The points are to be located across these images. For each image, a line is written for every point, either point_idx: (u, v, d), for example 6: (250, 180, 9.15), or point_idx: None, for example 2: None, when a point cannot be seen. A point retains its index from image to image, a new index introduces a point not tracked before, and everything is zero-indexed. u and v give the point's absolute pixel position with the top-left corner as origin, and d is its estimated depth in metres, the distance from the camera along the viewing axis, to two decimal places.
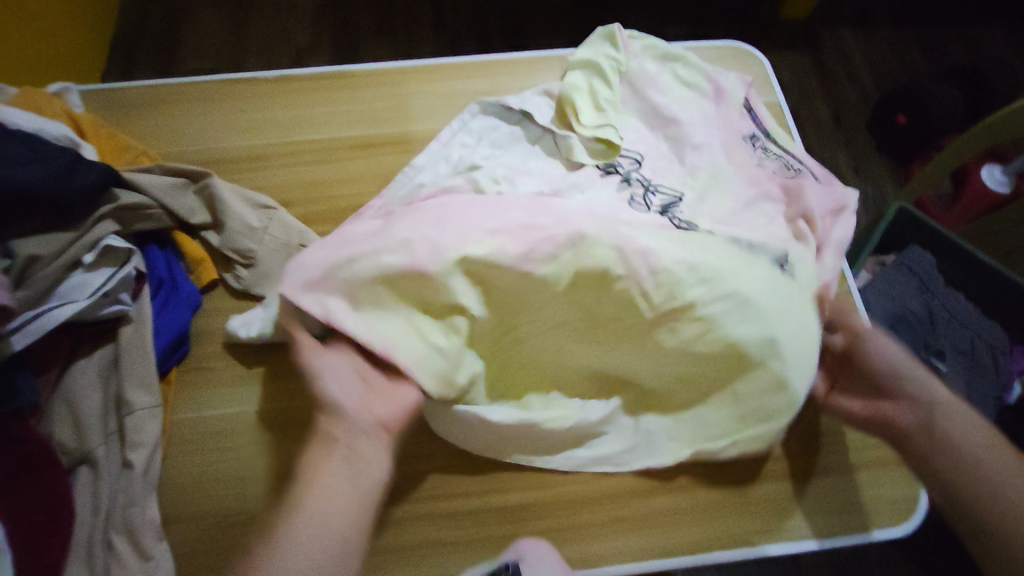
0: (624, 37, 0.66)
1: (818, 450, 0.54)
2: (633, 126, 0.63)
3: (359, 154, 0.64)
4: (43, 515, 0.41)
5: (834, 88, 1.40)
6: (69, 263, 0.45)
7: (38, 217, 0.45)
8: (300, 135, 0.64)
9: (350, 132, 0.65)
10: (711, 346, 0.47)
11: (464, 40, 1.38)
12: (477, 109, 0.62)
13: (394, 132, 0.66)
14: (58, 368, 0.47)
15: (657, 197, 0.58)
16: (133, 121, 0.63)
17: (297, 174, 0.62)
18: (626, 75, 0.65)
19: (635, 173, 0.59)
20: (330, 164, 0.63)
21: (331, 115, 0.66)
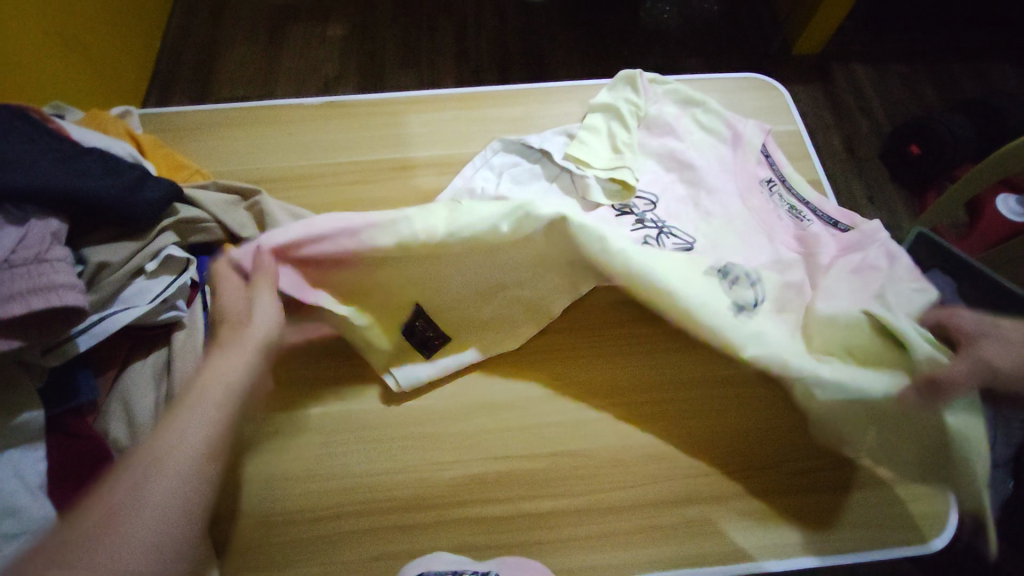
0: (643, 81, 0.69)
1: (843, 463, 0.54)
2: (655, 154, 0.66)
3: (391, 179, 0.67)
4: None
5: (846, 120, 1.43)
6: (132, 271, 0.48)
7: (108, 227, 0.49)
8: (333, 160, 0.68)
9: (389, 154, 0.69)
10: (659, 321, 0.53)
11: (485, 70, 1.44)
12: (492, 150, 0.67)
13: (430, 156, 0.69)
14: (115, 368, 0.50)
15: (670, 239, 0.59)
16: (188, 142, 0.68)
17: (323, 203, 0.65)
18: (644, 114, 0.68)
19: (650, 214, 0.61)
20: (368, 181, 0.67)
21: (369, 140, 0.70)
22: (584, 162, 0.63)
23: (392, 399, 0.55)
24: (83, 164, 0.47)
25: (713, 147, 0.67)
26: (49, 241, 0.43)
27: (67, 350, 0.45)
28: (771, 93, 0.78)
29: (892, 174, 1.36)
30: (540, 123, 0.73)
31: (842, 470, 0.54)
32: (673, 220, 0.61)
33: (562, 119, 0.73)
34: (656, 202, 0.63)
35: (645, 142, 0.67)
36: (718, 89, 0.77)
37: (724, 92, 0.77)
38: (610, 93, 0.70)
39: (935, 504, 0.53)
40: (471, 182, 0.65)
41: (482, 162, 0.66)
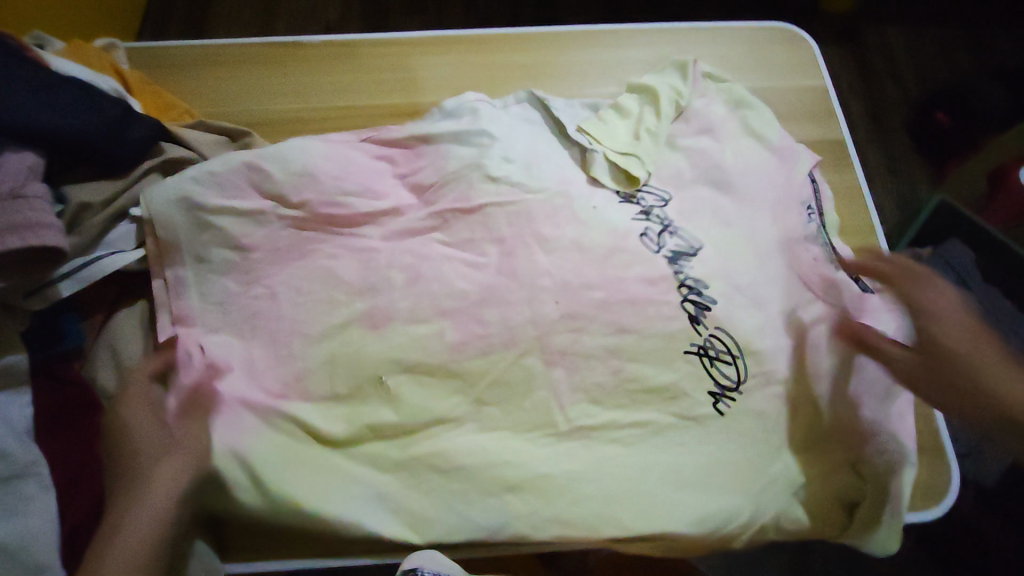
0: (694, 69, 0.62)
1: (967, 343, 0.45)
2: (716, 335, 0.48)
3: (371, 475, 0.44)
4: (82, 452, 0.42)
5: (870, 84, 1.36)
6: (117, 213, 0.47)
7: (86, 167, 0.48)
8: (292, 446, 0.44)
9: (372, 301, 0.47)
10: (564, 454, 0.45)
11: (495, 20, 1.36)
12: (508, 451, 0.45)
13: (405, 295, 0.48)
14: (103, 312, 0.48)
15: (672, 240, 0.52)
16: (179, 81, 0.64)
17: (268, 488, 0.42)
18: (709, 308, 0.49)
19: (659, 210, 0.54)
20: (366, 237, 0.50)
21: (314, 365, 0.46)
22: (599, 140, 0.57)
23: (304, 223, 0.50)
24: (59, 95, 0.46)
25: (800, 389, 0.49)
26: (25, 175, 0.42)
27: (50, 293, 0.43)
28: (801, 45, 0.73)
29: (914, 144, 1.30)
30: (555, 72, 0.69)
31: (934, 303, 0.47)
32: (729, 322, 0.49)
33: (580, 371, 0.47)
34: (715, 311, 0.49)
35: (709, 339, 0.48)
36: (745, 41, 0.72)
37: (748, 45, 0.72)
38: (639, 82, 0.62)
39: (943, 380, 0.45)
40: (459, 320, 0.47)
41: (492, 292, 0.48)
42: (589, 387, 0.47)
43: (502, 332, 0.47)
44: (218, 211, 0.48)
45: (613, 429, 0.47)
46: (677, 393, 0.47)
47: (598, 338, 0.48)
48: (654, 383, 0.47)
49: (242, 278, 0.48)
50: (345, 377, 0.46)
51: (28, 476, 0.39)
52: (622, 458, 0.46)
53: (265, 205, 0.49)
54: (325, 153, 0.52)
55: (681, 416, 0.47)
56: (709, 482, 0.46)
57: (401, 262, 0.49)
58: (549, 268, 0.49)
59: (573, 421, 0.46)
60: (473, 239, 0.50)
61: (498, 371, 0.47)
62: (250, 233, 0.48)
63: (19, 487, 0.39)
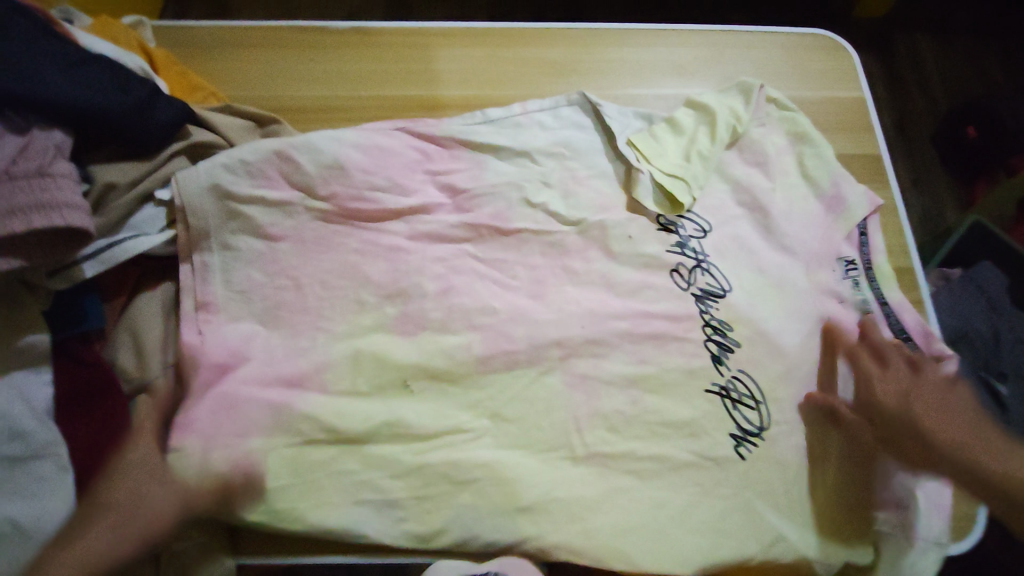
0: (758, 96, 0.62)
1: (996, 460, 0.43)
2: (739, 377, 0.51)
3: (382, 489, 0.44)
4: (96, 434, 0.41)
5: (897, 94, 1.34)
6: (140, 196, 0.47)
7: (112, 146, 0.48)
8: (305, 440, 0.44)
9: (403, 306, 0.50)
10: (564, 465, 0.46)
11: (520, 8, 1.34)
12: (521, 468, 0.46)
13: (437, 305, 0.50)
14: (124, 295, 0.48)
15: (703, 277, 0.55)
16: (206, 63, 0.63)
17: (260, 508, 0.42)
18: (731, 350, 0.52)
19: (694, 242, 0.56)
20: (392, 235, 0.53)
21: (336, 364, 0.47)
22: (648, 159, 0.59)
23: (329, 218, 0.52)
24: (86, 72, 0.45)
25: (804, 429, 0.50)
26: (52, 154, 0.41)
27: (72, 274, 0.43)
28: (838, 54, 0.71)
29: (939, 158, 1.28)
30: (587, 69, 0.67)
31: (949, 425, 0.46)
32: (751, 364, 0.51)
33: (598, 397, 0.49)
34: (738, 354, 0.52)
35: (730, 381, 0.50)
36: (782, 46, 0.71)
37: (786, 51, 0.70)
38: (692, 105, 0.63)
39: (993, 495, 0.43)
40: (488, 334, 0.50)
41: (521, 313, 0.51)
42: (608, 414, 0.48)
43: (527, 344, 0.50)
44: (248, 201, 0.49)
45: (631, 459, 0.47)
46: (697, 430, 0.48)
47: (618, 365, 0.50)
48: (674, 417, 0.49)
49: (265, 269, 0.49)
50: (358, 378, 0.47)
51: (43, 456, 0.39)
52: (626, 472, 0.47)
53: (295, 197, 0.51)
54: (356, 152, 0.54)
55: (693, 441, 0.48)
56: (707, 504, 0.46)
57: (432, 271, 0.52)
58: (578, 298, 0.53)
59: (575, 435, 0.47)
60: (506, 260, 0.54)
61: (503, 381, 0.49)
62: (277, 223, 0.50)
63: (36, 467, 0.38)
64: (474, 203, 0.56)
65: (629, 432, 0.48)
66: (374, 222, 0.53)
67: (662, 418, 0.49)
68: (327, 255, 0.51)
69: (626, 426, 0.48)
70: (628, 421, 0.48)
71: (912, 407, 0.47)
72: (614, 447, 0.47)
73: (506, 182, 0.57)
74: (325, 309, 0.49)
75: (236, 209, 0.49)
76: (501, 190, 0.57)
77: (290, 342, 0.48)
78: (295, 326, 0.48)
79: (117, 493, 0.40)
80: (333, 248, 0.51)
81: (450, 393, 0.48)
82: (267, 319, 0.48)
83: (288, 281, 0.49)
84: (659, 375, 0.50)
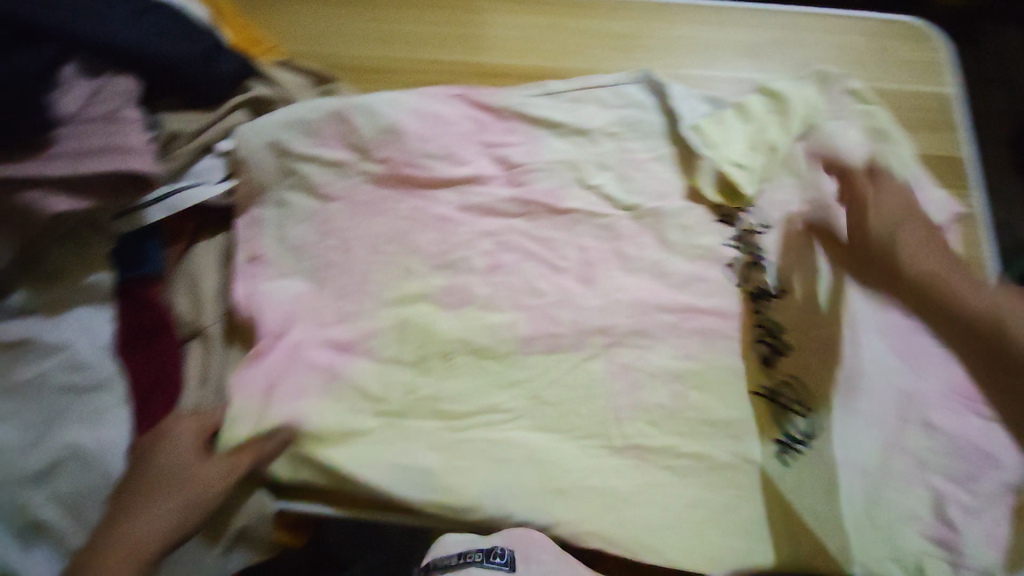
0: (834, 86, 0.60)
1: (973, 288, 0.41)
2: (790, 382, 0.50)
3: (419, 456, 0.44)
4: (151, 374, 0.43)
5: (984, 93, 1.23)
6: (202, 147, 0.49)
7: (176, 96, 0.49)
8: (346, 400, 0.45)
9: (449, 278, 0.50)
10: (599, 452, 0.46)
11: None
12: (557, 452, 0.45)
13: (484, 281, 0.51)
14: (183, 242, 0.49)
15: (760, 275, 0.54)
16: (268, 16, 0.63)
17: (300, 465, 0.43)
18: (782, 353, 0.51)
19: (754, 240, 0.55)
20: (442, 204, 0.53)
21: (381, 329, 0.48)
22: (714, 146, 0.56)
23: (382, 182, 0.52)
24: (155, 21, 0.46)
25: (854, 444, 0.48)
26: (122, 100, 0.43)
27: (137, 218, 0.45)
28: (927, 44, 0.66)
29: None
30: (652, 44, 0.65)
31: (927, 256, 0.44)
32: (802, 369, 0.50)
33: (641, 389, 0.48)
34: (789, 358, 0.51)
35: (779, 386, 0.50)
36: (865, 32, 0.66)
37: (868, 37, 0.66)
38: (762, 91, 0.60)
39: (966, 336, 0.40)
40: (533, 315, 0.50)
41: (568, 296, 0.51)
42: (650, 409, 0.48)
43: (572, 327, 0.50)
44: (304, 158, 0.50)
45: (670, 456, 0.46)
46: (738, 431, 0.48)
47: (662, 358, 0.50)
48: (716, 416, 0.48)
49: (316, 227, 0.50)
50: (400, 346, 0.47)
51: (105, 389, 0.40)
52: (660, 466, 0.46)
53: (349, 156, 0.51)
54: (412, 120, 0.53)
55: (733, 442, 0.48)
56: (742, 508, 0.45)
57: (482, 247, 0.52)
58: (627, 285, 0.52)
59: (613, 423, 0.47)
60: (557, 239, 0.53)
61: (543, 363, 0.48)
62: (329, 182, 0.51)
63: (97, 399, 0.40)
64: (530, 176, 0.55)
65: (667, 426, 0.47)
66: (427, 190, 0.53)
67: (701, 415, 0.48)
68: (377, 218, 0.51)
69: (665, 420, 0.48)
70: (668, 416, 0.48)
71: (895, 236, 0.47)
72: (650, 439, 0.47)
73: (562, 160, 0.56)
74: (372, 274, 0.49)
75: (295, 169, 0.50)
76: (556, 168, 0.56)
77: (338, 303, 0.48)
78: (342, 287, 0.49)
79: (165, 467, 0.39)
80: (384, 213, 0.51)
81: (489, 369, 0.48)
82: (314, 278, 0.49)
83: (337, 242, 0.50)
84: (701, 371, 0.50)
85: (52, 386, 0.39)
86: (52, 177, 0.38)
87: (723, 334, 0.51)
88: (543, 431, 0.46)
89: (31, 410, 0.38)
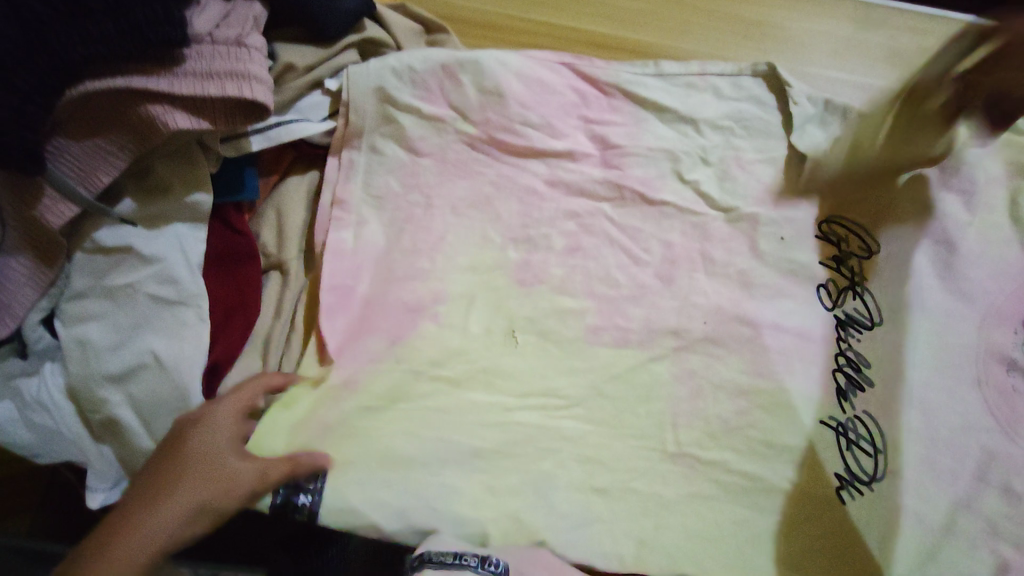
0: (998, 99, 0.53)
1: None
2: (863, 419, 0.45)
3: (468, 433, 0.43)
4: (232, 296, 0.44)
5: None
6: (313, 82, 0.49)
7: (296, 28, 0.50)
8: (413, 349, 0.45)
9: (525, 253, 0.49)
10: (647, 454, 0.44)
11: None
12: (605, 445, 0.44)
13: (561, 262, 0.49)
14: (277, 175, 0.50)
15: (853, 300, 0.49)
16: None
17: (345, 450, 0.41)
18: (862, 389, 0.46)
19: (855, 261, 0.50)
20: (532, 176, 0.51)
21: (453, 292, 0.47)
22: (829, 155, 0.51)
23: (476, 144, 0.51)
24: None
25: (938, 503, 0.42)
26: (250, 27, 0.43)
27: (241, 145, 0.45)
28: None
29: None
30: (780, 39, 0.60)
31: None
32: (886, 409, 0.45)
33: (704, 398, 0.46)
34: (870, 394, 0.46)
35: (851, 422, 0.45)
36: None
37: None
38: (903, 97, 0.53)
39: None
40: (605, 305, 0.48)
41: (644, 291, 0.49)
42: (709, 419, 0.45)
43: (642, 323, 0.48)
44: (405, 109, 0.50)
45: (721, 472, 0.44)
46: (800, 460, 0.45)
47: (732, 371, 0.47)
48: (780, 441, 0.45)
49: (404, 180, 0.49)
50: (467, 314, 0.47)
51: (190, 305, 0.41)
52: (710, 480, 0.44)
53: (448, 114, 0.50)
54: (519, 84, 0.52)
55: (792, 469, 0.44)
56: (793, 546, 0.43)
57: (563, 225, 0.50)
58: (707, 289, 0.49)
59: (668, 428, 0.45)
60: (642, 230, 0.51)
61: (608, 355, 0.47)
62: (424, 137, 0.50)
63: (180, 313, 0.41)
64: (625, 160, 0.52)
65: (724, 440, 0.45)
66: (521, 158, 0.51)
67: (764, 437, 0.45)
68: (463, 180, 0.50)
69: (725, 434, 0.45)
70: (729, 431, 0.45)
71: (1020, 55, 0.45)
72: (705, 451, 0.45)
73: (663, 147, 0.53)
74: (449, 235, 0.49)
75: (392, 118, 0.50)
76: (655, 155, 0.53)
77: (408, 256, 0.48)
78: (417, 242, 0.48)
79: (203, 458, 0.36)
80: (472, 175, 0.50)
81: (551, 354, 0.46)
82: (392, 230, 0.48)
83: (420, 199, 0.49)
84: (775, 391, 0.46)
85: (144, 295, 0.41)
86: (173, 93, 0.39)
87: (803, 356, 0.48)
88: (592, 426, 0.45)
89: (123, 313, 0.40)
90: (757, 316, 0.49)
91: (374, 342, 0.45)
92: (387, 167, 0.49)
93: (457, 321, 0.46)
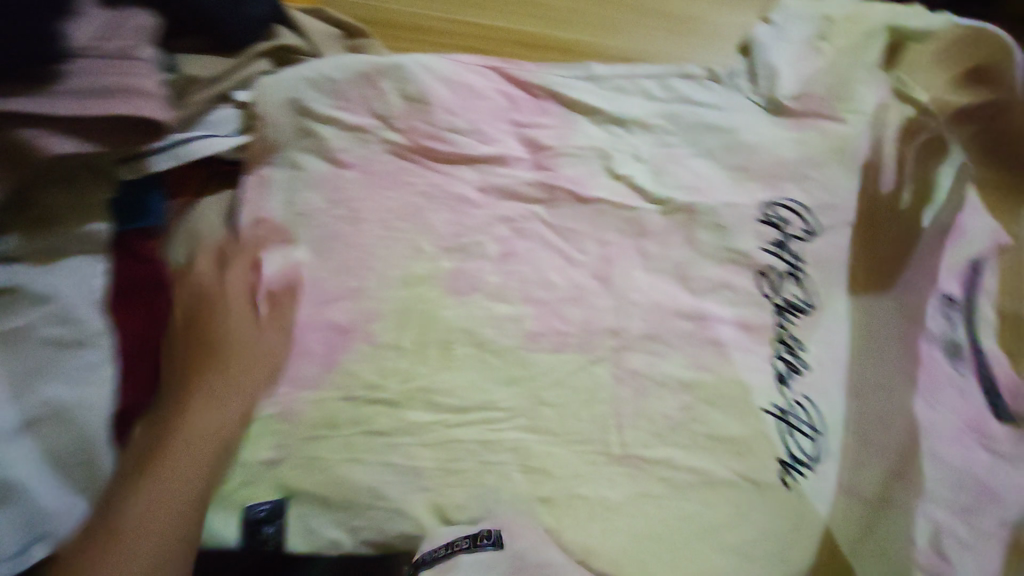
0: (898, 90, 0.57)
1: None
2: (805, 402, 0.47)
3: (411, 455, 0.42)
4: (141, 334, 0.41)
5: None
6: (217, 95, 0.46)
7: (196, 38, 0.47)
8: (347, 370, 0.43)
9: (459, 262, 0.48)
10: (594, 456, 0.44)
11: None
12: (552, 452, 0.43)
13: (496, 269, 0.48)
14: (186, 197, 0.47)
15: (792, 285, 0.50)
16: None
17: (292, 481, 0.40)
18: (799, 373, 0.48)
19: (792, 245, 0.52)
20: (462, 182, 0.50)
21: (386, 307, 0.45)
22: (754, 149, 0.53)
23: (403, 152, 0.49)
24: None
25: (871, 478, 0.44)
26: (140, 38, 0.40)
27: (142, 164, 0.42)
28: None
29: None
30: (702, 36, 0.61)
31: None
32: (821, 392, 0.48)
33: (646, 397, 0.46)
34: (806, 377, 0.48)
35: (792, 406, 0.47)
36: None
37: None
38: (820, 91, 0.55)
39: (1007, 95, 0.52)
40: (544, 310, 0.48)
41: (582, 294, 0.48)
42: (654, 416, 0.46)
43: (583, 326, 0.47)
44: (324, 120, 0.48)
45: (667, 468, 0.44)
46: (743, 449, 0.45)
47: (673, 368, 0.47)
48: (724, 432, 0.46)
49: (327, 193, 0.47)
50: (403, 329, 0.45)
51: (92, 345, 0.38)
52: (659, 476, 0.44)
53: (371, 123, 0.48)
54: (443, 89, 0.50)
55: (736, 459, 0.45)
56: (741, 532, 0.43)
57: (497, 231, 0.49)
58: (644, 287, 0.49)
59: (614, 429, 0.45)
60: (577, 231, 0.50)
61: (550, 360, 0.46)
62: (347, 148, 0.48)
63: (81, 355, 0.37)
64: (556, 161, 0.52)
65: (669, 436, 0.45)
66: (451, 163, 0.50)
67: (708, 429, 0.46)
68: (390, 189, 0.48)
69: (670, 431, 0.45)
70: (673, 426, 0.46)
71: None
72: (651, 449, 0.45)
73: (594, 146, 0.53)
74: (379, 248, 0.47)
75: (312, 129, 0.47)
76: (587, 155, 0.52)
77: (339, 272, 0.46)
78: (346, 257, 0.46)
79: (237, 353, 0.42)
80: (400, 184, 0.48)
81: (492, 364, 0.45)
82: (318, 246, 0.46)
83: (346, 212, 0.47)
84: (716, 384, 0.47)
85: (37, 339, 0.37)
86: (56, 116, 0.36)
87: (741, 347, 0.48)
88: (538, 435, 0.44)
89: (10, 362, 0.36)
90: (695, 310, 0.49)
91: (307, 366, 0.43)
92: (310, 179, 0.47)
93: (392, 337, 0.45)
